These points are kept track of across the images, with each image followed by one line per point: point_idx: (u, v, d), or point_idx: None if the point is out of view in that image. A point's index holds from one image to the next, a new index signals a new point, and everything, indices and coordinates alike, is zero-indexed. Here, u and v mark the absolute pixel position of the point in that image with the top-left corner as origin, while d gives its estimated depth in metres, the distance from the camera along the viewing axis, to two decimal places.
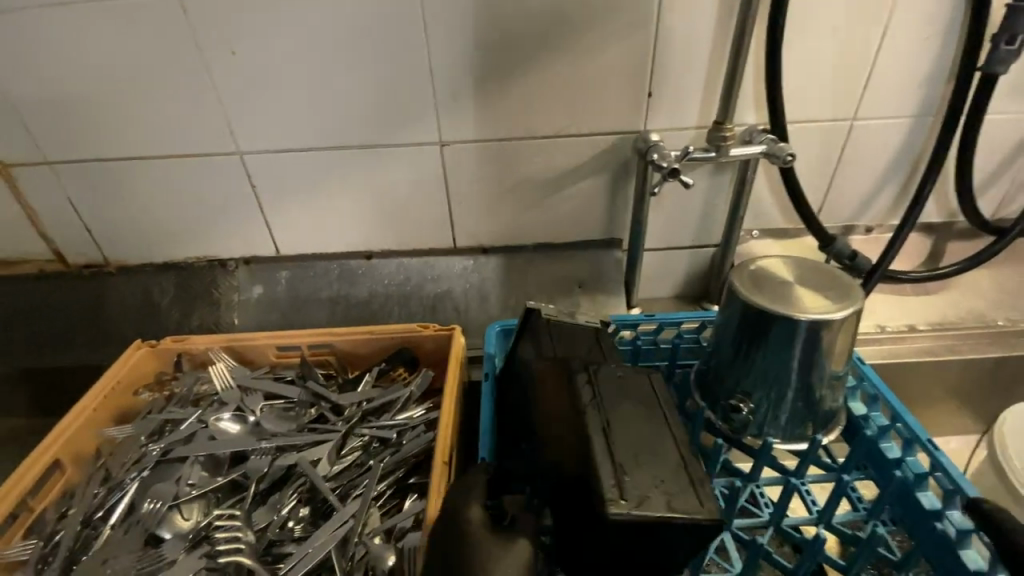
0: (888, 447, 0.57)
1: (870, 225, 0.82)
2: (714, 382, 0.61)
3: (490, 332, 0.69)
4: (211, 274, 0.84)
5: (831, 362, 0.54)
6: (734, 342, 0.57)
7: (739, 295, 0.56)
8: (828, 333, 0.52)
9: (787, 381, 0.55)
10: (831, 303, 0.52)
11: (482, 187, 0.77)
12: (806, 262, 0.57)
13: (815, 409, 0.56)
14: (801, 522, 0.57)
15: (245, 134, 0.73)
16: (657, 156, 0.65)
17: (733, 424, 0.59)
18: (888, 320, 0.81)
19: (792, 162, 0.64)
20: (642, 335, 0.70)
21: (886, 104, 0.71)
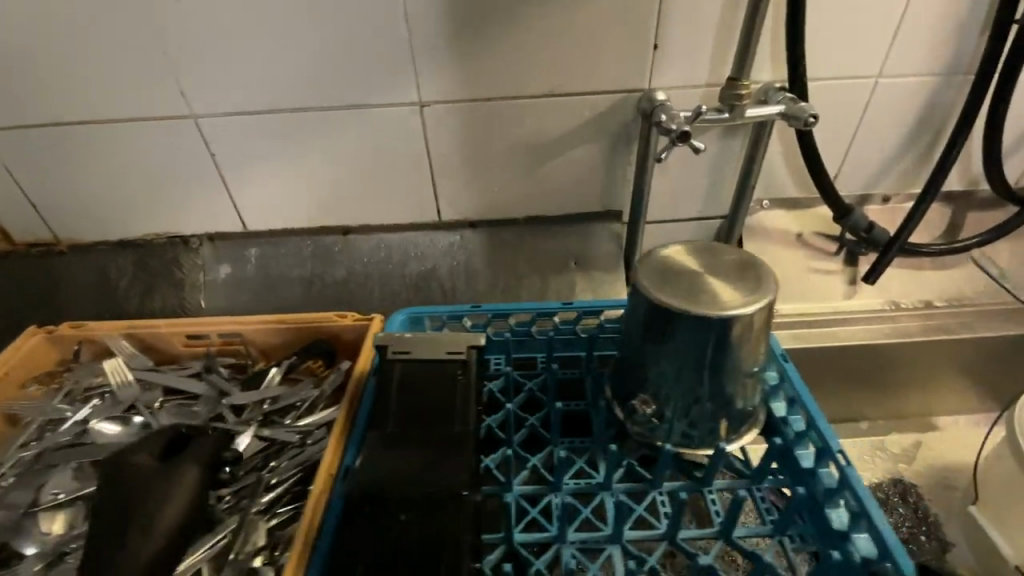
0: (802, 456, 0.55)
1: (888, 195, 0.75)
2: (627, 374, 0.57)
3: (393, 319, 0.66)
4: (172, 252, 0.76)
5: (746, 358, 0.52)
6: (640, 330, 0.53)
7: (646, 289, 0.52)
8: (738, 329, 0.49)
9: (692, 378, 0.52)
10: (739, 296, 0.49)
11: (467, 154, 0.70)
12: (712, 250, 0.55)
13: (727, 407, 0.54)
14: (700, 535, 0.53)
15: (198, 96, 0.64)
16: (665, 118, 0.57)
17: (644, 426, 0.57)
18: (902, 297, 0.77)
19: (813, 125, 0.57)
20: (563, 325, 0.67)
21: (915, 59, 0.64)
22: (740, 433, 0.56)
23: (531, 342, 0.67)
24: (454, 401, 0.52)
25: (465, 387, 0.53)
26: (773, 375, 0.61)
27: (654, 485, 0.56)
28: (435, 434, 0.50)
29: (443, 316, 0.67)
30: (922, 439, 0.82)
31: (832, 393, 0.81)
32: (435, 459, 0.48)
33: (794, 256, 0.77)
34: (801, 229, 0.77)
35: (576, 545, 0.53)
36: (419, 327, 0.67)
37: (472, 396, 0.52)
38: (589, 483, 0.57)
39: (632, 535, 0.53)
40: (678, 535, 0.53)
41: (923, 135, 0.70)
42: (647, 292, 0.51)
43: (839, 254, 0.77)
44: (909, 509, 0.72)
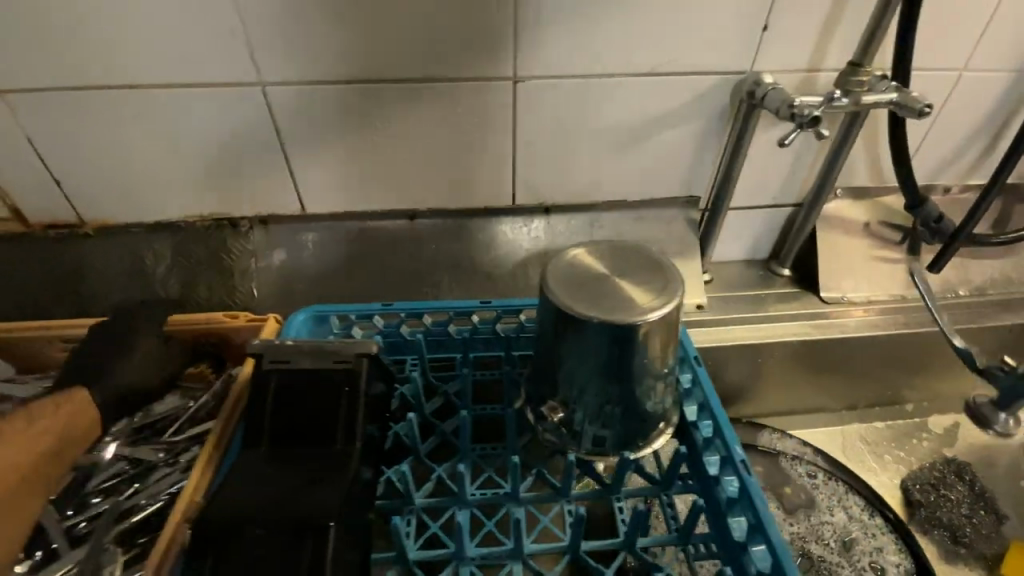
0: (708, 462, 0.56)
1: (949, 185, 0.76)
2: (540, 378, 0.57)
3: (294, 320, 0.63)
4: (218, 237, 0.70)
5: (655, 364, 0.52)
6: (552, 335, 0.52)
7: (552, 294, 0.51)
8: (643, 335, 0.49)
9: (593, 383, 0.52)
10: (644, 301, 0.50)
11: (551, 134, 0.66)
12: (616, 252, 0.55)
13: (635, 412, 0.54)
14: (605, 546, 0.53)
15: (268, 60, 0.58)
16: (801, 102, 0.55)
17: (557, 433, 0.56)
18: (960, 284, 0.79)
19: (926, 115, 0.57)
20: (482, 324, 0.66)
21: (1002, 52, 0.64)
22: (649, 440, 0.56)
23: (447, 341, 0.66)
24: (338, 415, 0.50)
25: (352, 400, 0.51)
26: (686, 378, 0.61)
27: (562, 494, 0.56)
28: (317, 452, 0.49)
29: (352, 315, 0.65)
30: (964, 419, 0.86)
31: (885, 379, 0.83)
32: (303, 484, 0.46)
33: (859, 246, 0.79)
34: (868, 218, 0.78)
35: (477, 561, 0.52)
36: (325, 327, 0.64)
37: (358, 412, 0.50)
38: (497, 494, 0.56)
39: (534, 548, 0.53)
40: (580, 547, 0.52)
41: (995, 127, 0.71)
42: (552, 297, 0.51)
43: (903, 245, 0.78)
44: (967, 486, 0.75)
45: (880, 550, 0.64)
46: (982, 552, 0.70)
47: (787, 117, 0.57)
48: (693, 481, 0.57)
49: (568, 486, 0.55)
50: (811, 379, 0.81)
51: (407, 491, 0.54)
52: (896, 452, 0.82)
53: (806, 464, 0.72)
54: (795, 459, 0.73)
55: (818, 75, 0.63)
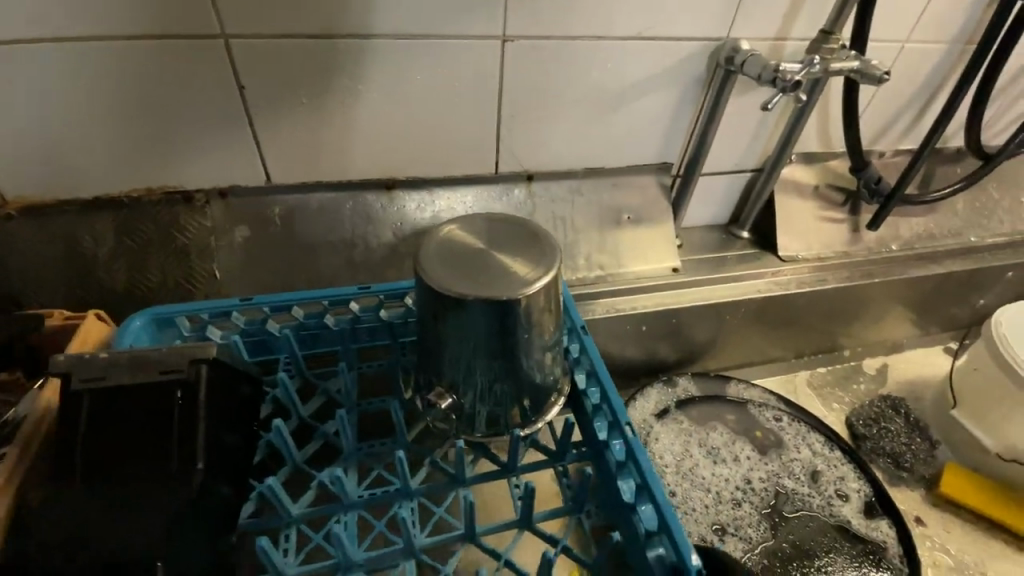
0: (598, 428, 0.54)
1: (883, 150, 0.83)
2: (426, 360, 0.54)
3: (130, 325, 0.56)
4: (171, 214, 0.62)
5: (540, 336, 0.51)
6: (429, 314, 0.49)
7: (425, 275, 0.48)
8: (525, 308, 0.47)
9: (478, 361, 0.50)
10: (521, 272, 0.48)
11: (535, 98, 0.65)
12: (493, 223, 0.53)
13: (521, 384, 0.53)
14: (500, 527, 0.50)
15: (231, 8, 0.52)
16: (785, 68, 0.59)
17: (446, 420, 0.54)
18: (893, 240, 0.88)
19: (884, 82, 0.62)
20: (363, 313, 0.62)
21: (937, 26, 0.71)
22: (542, 409, 0.56)
23: (325, 334, 0.62)
24: (170, 429, 0.42)
25: (188, 411, 0.43)
26: (574, 347, 0.60)
27: (458, 481, 0.52)
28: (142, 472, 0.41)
29: (205, 314, 0.58)
30: (892, 363, 0.97)
31: (828, 329, 0.92)
32: (135, 510, 0.40)
33: (811, 208, 0.85)
34: (817, 182, 0.84)
35: (366, 566, 0.47)
36: (175, 331, 0.58)
37: (196, 424, 0.43)
38: (386, 492, 0.51)
39: (430, 542, 0.49)
40: (477, 533, 0.49)
41: (925, 97, 0.79)
42: (424, 278, 0.48)
43: (846, 206, 0.86)
44: (903, 418, 0.86)
45: (843, 478, 0.72)
46: (922, 474, 0.80)
47: (770, 82, 0.60)
48: (587, 450, 0.57)
49: (462, 470, 0.52)
50: (769, 334, 0.88)
51: (283, 502, 0.48)
52: (839, 395, 0.91)
53: (771, 409, 0.79)
54: (762, 405, 0.79)
55: (785, 44, 0.67)
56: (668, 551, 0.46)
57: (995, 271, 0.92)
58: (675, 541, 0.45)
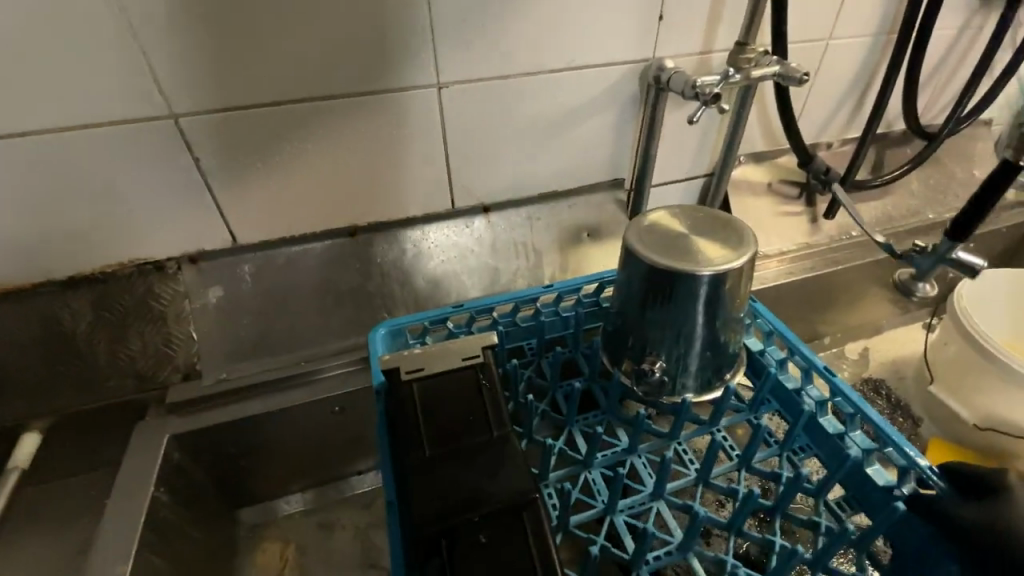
0: (788, 379, 0.62)
1: (830, 141, 0.86)
2: (620, 340, 0.62)
3: (372, 335, 0.63)
4: (145, 284, 0.65)
5: (733, 307, 0.58)
6: (640, 297, 0.57)
7: (642, 256, 0.55)
8: (728, 281, 0.54)
9: (689, 330, 0.57)
10: (727, 251, 0.55)
11: (481, 134, 0.68)
12: (694, 211, 0.59)
13: (720, 352, 0.59)
14: (724, 471, 0.58)
15: (178, 89, 0.55)
16: (703, 83, 0.61)
17: (658, 388, 0.60)
18: (850, 227, 0.90)
19: (806, 82, 0.63)
20: (544, 307, 0.70)
21: (857, 22, 0.74)
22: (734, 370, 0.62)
23: (516, 330, 0.69)
24: (485, 407, 0.48)
25: (492, 392, 0.50)
26: (747, 318, 0.68)
27: (673, 438, 0.61)
28: (480, 440, 0.46)
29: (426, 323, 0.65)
30: (870, 344, 0.98)
31: (802, 319, 0.93)
32: (489, 468, 0.44)
33: (768, 205, 0.86)
34: (770, 179, 0.86)
35: (626, 512, 0.55)
36: (401, 340, 0.65)
37: (501, 402, 0.49)
38: (616, 453, 0.60)
39: (672, 488, 0.57)
40: (709, 477, 0.57)
41: (859, 89, 0.82)
42: (644, 258, 0.55)
43: (802, 198, 0.87)
44: (884, 399, 0.87)
45: None
46: None
47: (692, 97, 0.63)
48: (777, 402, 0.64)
49: (678, 431, 0.60)
50: None
51: (542, 469, 0.57)
52: None
53: None
54: None
55: (711, 56, 0.70)
56: (893, 459, 0.53)
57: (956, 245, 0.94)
58: (902, 451, 0.53)
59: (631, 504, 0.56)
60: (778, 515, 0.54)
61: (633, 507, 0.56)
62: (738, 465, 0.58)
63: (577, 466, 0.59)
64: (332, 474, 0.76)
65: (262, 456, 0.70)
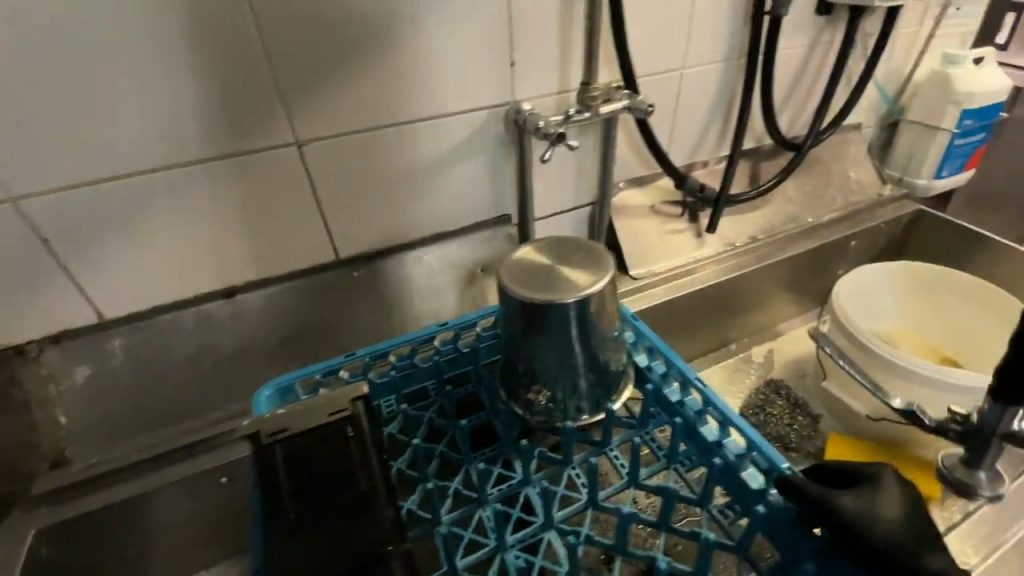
0: (670, 392, 0.58)
1: (705, 160, 0.91)
2: (510, 371, 0.57)
3: (258, 397, 0.56)
4: (5, 370, 0.62)
5: (606, 327, 0.53)
6: (513, 323, 0.53)
7: (507, 291, 0.52)
8: (593, 306, 0.51)
9: (569, 355, 0.52)
10: (589, 278, 0.51)
11: (350, 185, 0.68)
12: (561, 241, 0.56)
13: (605, 374, 0.55)
14: (611, 493, 0.54)
15: (15, 172, 0.54)
16: (548, 121, 0.65)
17: (546, 417, 0.56)
18: (735, 238, 0.94)
19: (651, 113, 0.69)
20: (442, 346, 0.63)
21: (705, 52, 0.79)
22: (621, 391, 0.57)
23: (415, 375, 0.62)
24: (353, 464, 0.44)
25: (361, 445, 0.44)
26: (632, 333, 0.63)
27: (568, 463, 0.55)
28: (345, 494, 0.43)
29: (317, 375, 0.58)
30: (774, 345, 1.03)
31: (705, 328, 0.97)
32: (352, 523, 0.44)
33: (653, 225, 0.90)
34: (653, 201, 0.90)
35: (517, 547, 0.51)
36: (291, 397, 0.57)
37: (372, 455, 0.44)
38: (511, 484, 0.54)
39: (562, 515, 0.52)
40: (599, 499, 0.52)
41: (723, 111, 0.87)
42: (508, 294, 0.51)
43: (684, 216, 0.91)
44: (783, 398, 0.90)
45: None
46: (809, 449, 0.83)
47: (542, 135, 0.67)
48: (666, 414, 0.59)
49: (570, 456, 0.55)
50: None
51: (433, 512, 0.52)
52: (731, 388, 0.96)
53: None
54: None
55: (569, 94, 0.74)
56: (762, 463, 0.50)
57: (837, 245, 1.00)
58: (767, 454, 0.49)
59: (522, 538, 0.51)
60: (662, 531, 0.51)
61: (523, 540, 0.51)
62: (626, 483, 0.54)
63: (468, 504, 0.53)
64: (237, 544, 0.73)
65: (157, 529, 0.68)
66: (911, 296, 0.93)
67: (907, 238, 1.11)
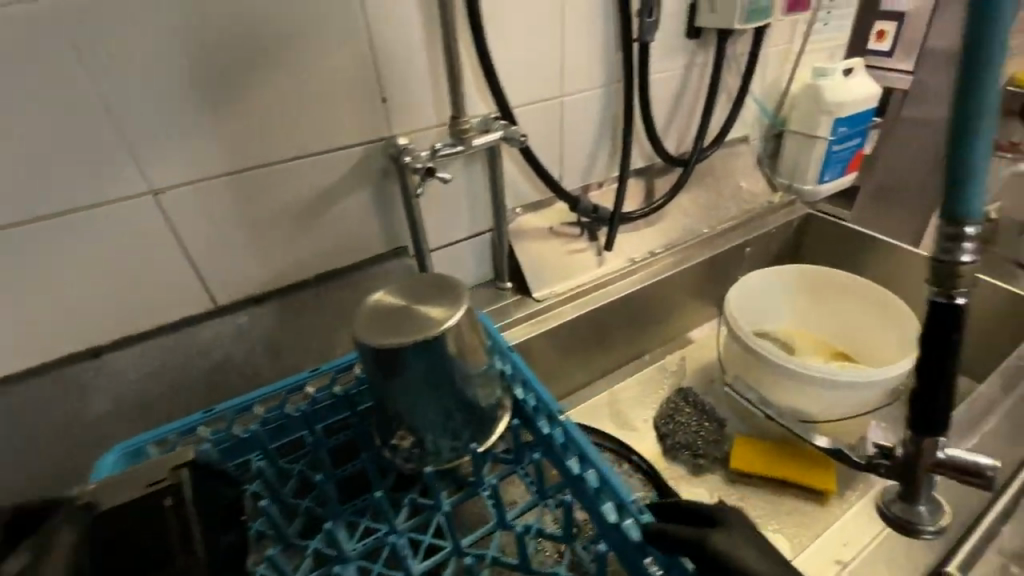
0: (541, 424, 0.56)
1: (599, 181, 0.93)
2: (381, 415, 0.54)
3: (101, 463, 0.52)
4: None
5: (470, 363, 0.52)
6: (373, 368, 0.51)
7: (361, 338, 0.50)
8: (450, 343, 0.50)
9: (432, 394, 0.51)
10: (444, 314, 0.51)
11: (220, 230, 0.66)
12: (419, 279, 0.55)
13: (472, 411, 0.53)
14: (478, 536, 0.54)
15: None
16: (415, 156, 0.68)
17: (413, 462, 0.54)
18: (635, 253, 0.97)
19: (526, 142, 0.73)
20: (316, 394, 0.58)
21: (583, 79, 0.82)
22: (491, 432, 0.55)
23: (286, 426, 0.58)
24: (174, 538, 0.41)
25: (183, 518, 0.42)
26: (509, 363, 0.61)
27: (437, 507, 0.53)
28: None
29: (172, 436, 0.55)
30: (686, 353, 1.06)
31: (616, 343, 0.99)
32: None
33: (553, 246, 0.92)
34: (551, 223, 0.92)
35: None
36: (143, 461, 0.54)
37: (196, 526, 0.42)
38: (375, 537, 0.53)
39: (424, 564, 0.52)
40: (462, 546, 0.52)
41: (610, 133, 0.90)
42: (362, 342, 0.50)
43: (583, 235, 0.94)
44: (693, 406, 0.92)
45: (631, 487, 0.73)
46: (715, 454, 0.85)
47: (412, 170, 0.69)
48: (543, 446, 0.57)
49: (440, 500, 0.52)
50: (561, 362, 0.93)
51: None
52: (645, 400, 0.97)
53: None
54: None
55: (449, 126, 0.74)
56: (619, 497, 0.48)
57: (734, 252, 1.05)
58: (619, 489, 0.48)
59: None
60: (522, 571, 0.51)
61: None
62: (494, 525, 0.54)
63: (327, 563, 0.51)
64: None
65: None
66: (801, 298, 0.98)
67: (800, 241, 1.17)
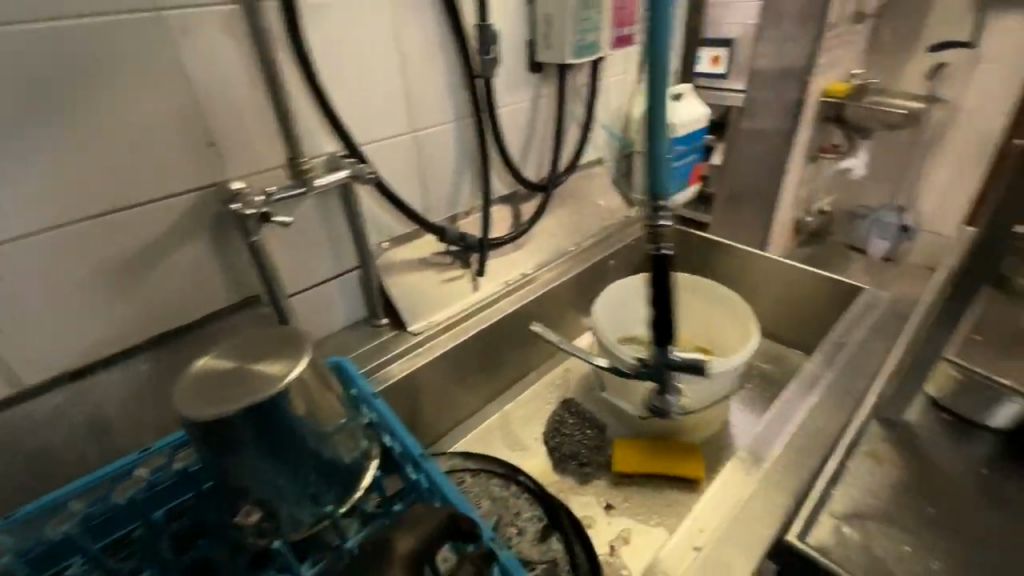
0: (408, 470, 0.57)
1: (465, 210, 0.95)
2: (224, 489, 0.49)
3: None
4: None
5: (322, 419, 0.50)
6: (206, 439, 0.47)
7: (184, 410, 0.46)
8: (291, 401, 0.47)
9: (282, 458, 0.48)
10: (279, 370, 0.48)
11: (16, 302, 0.57)
12: (254, 337, 0.53)
13: (334, 469, 0.51)
14: None
15: None
16: (246, 199, 0.64)
17: (266, 535, 0.49)
18: (508, 276, 0.99)
19: (375, 176, 0.73)
20: (148, 475, 0.53)
21: (432, 114, 0.84)
22: (356, 487, 0.52)
23: (112, 518, 0.52)
24: None
25: None
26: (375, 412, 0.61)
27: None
28: None
29: None
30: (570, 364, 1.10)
31: (501, 365, 1.00)
32: None
33: (425, 277, 0.91)
34: (422, 254, 0.91)
35: None
36: None
37: None
38: None
39: None
40: None
41: (469, 162, 0.92)
42: (185, 414, 0.45)
43: (454, 262, 0.94)
44: (579, 418, 0.98)
45: (518, 509, 0.73)
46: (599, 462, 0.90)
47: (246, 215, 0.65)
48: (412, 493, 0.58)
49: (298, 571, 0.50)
50: (448, 391, 0.92)
51: None
52: (534, 417, 1.00)
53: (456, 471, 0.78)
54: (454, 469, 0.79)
55: None
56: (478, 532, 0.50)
57: (601, 266, 1.12)
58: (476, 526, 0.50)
59: None
60: None
61: None
62: None
63: None
64: None
65: None
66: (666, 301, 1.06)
67: None
